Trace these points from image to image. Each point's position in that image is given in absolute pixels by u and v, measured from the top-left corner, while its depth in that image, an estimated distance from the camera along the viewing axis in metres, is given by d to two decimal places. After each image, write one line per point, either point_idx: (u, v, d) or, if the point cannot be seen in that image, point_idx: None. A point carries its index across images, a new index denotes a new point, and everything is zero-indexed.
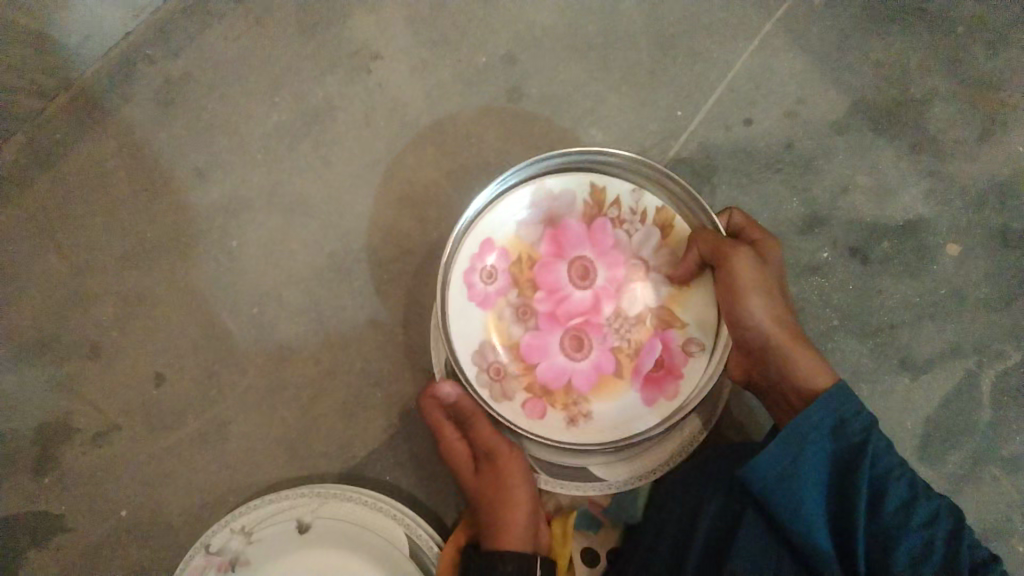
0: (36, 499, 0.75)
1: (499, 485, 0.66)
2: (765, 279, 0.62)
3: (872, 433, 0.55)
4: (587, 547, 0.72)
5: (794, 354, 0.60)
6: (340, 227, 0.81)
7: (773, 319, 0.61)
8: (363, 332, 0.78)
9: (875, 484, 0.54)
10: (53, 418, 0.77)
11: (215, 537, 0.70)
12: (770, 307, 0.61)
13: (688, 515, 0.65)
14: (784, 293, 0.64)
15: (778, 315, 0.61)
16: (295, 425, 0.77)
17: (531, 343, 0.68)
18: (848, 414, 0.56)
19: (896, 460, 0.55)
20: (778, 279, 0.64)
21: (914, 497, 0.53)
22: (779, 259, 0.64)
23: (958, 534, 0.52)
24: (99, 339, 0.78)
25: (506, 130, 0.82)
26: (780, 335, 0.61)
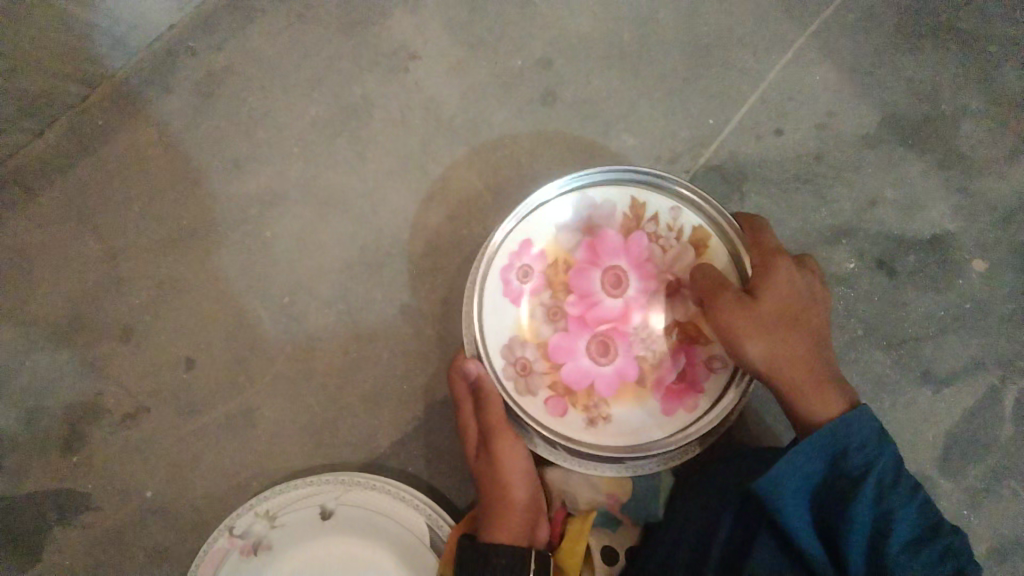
0: (64, 477, 0.76)
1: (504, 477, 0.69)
2: (766, 317, 0.61)
3: (875, 466, 0.55)
4: (607, 546, 0.72)
5: (799, 387, 0.60)
6: (372, 221, 0.82)
7: (769, 353, 0.61)
8: (391, 325, 0.79)
9: (879, 517, 0.53)
10: (82, 398, 0.78)
11: (238, 520, 0.71)
12: (769, 344, 0.61)
13: (710, 521, 0.65)
14: (795, 317, 0.62)
15: (779, 350, 0.61)
16: (321, 414, 0.78)
17: (557, 344, 0.69)
18: (852, 446, 0.56)
19: (903, 493, 0.54)
20: (788, 306, 0.62)
21: (919, 537, 0.53)
22: (791, 281, 0.63)
23: (962, 571, 0.51)
24: (131, 322, 0.80)
25: (538, 133, 0.83)
26: (780, 369, 0.61)
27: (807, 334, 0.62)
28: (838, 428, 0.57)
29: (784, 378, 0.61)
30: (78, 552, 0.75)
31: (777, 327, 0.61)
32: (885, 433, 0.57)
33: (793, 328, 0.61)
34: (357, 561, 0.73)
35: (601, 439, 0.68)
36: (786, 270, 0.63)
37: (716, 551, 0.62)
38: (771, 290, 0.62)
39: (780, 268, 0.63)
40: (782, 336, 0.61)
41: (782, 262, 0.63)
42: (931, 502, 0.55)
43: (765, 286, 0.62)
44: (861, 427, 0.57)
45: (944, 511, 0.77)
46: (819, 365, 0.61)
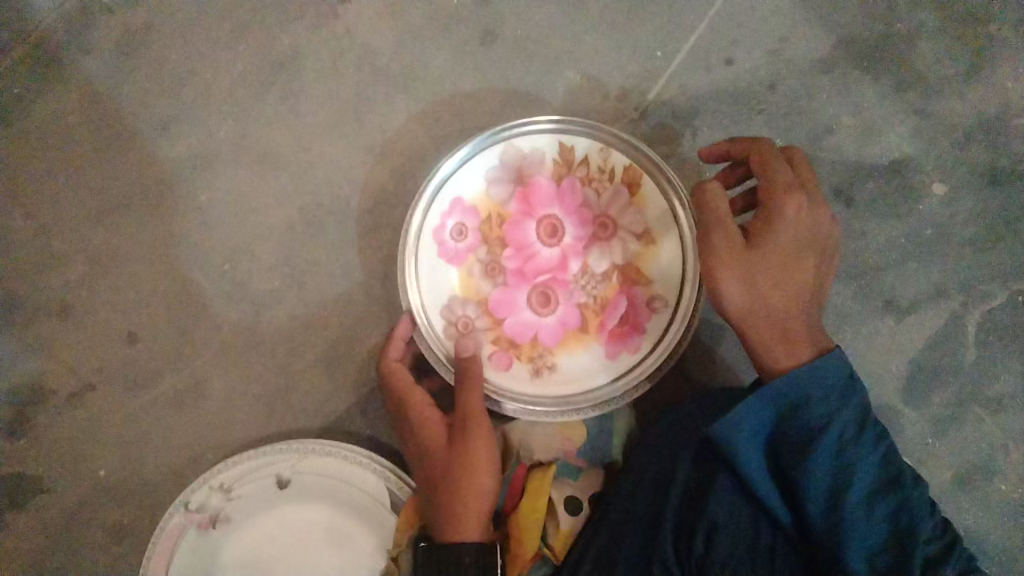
0: (11, 462, 0.75)
1: (473, 467, 0.64)
2: (756, 265, 0.57)
3: (838, 416, 0.53)
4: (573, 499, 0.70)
5: (766, 331, 0.57)
6: (313, 178, 0.79)
7: (745, 299, 0.57)
8: (339, 285, 0.77)
9: (837, 471, 0.52)
10: (22, 381, 0.76)
11: (193, 494, 0.70)
12: (749, 291, 0.57)
13: (666, 468, 0.65)
14: (787, 264, 0.57)
15: (763, 296, 0.57)
16: (273, 381, 0.76)
17: (498, 299, 0.73)
18: (814, 395, 0.54)
19: (866, 445, 0.53)
20: (787, 254, 0.57)
21: (879, 489, 0.52)
22: (795, 227, 0.57)
23: (918, 526, 0.50)
24: (66, 298, 0.77)
25: (481, 76, 0.80)
26: (756, 319, 0.57)
27: (801, 282, 0.57)
28: (804, 376, 0.55)
29: (758, 329, 0.57)
30: (33, 537, 0.74)
31: (765, 274, 0.56)
32: (853, 383, 0.55)
33: (782, 275, 0.57)
34: (318, 527, 0.72)
35: (548, 389, 0.72)
36: (793, 214, 0.57)
37: (675, 494, 0.61)
38: (771, 235, 0.57)
39: (785, 213, 0.57)
40: (767, 283, 0.56)
41: (790, 206, 0.57)
42: (894, 452, 0.54)
43: (764, 231, 0.57)
44: (832, 375, 0.55)
45: (909, 440, 0.78)
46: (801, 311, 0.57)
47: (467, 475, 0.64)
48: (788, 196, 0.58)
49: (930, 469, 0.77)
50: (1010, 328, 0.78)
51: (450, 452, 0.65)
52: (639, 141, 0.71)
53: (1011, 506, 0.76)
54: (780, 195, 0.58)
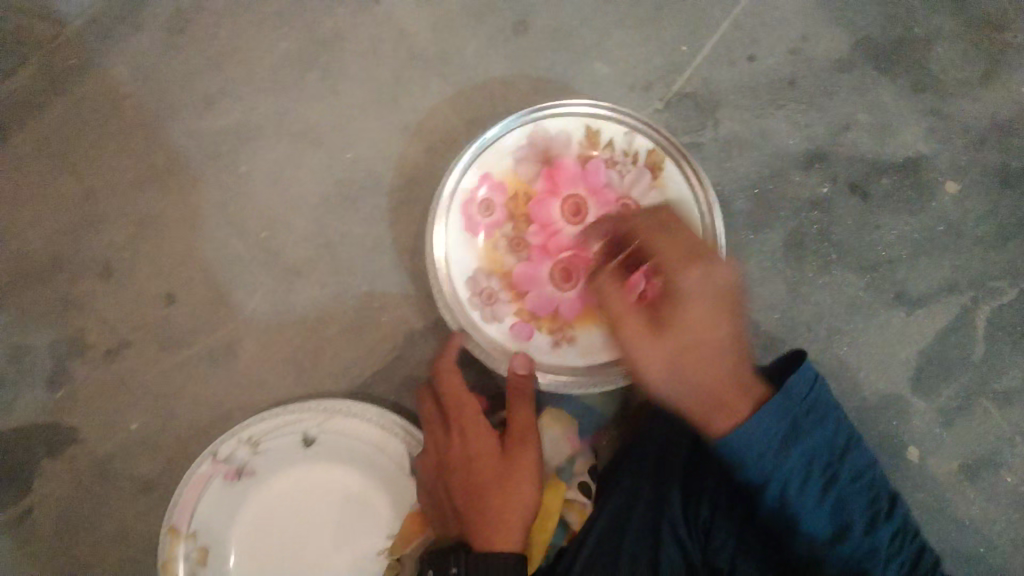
0: (47, 411, 0.78)
1: (522, 477, 0.65)
2: (673, 345, 0.58)
3: (777, 473, 0.56)
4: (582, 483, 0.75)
5: (704, 402, 0.57)
6: (347, 154, 0.82)
7: (674, 384, 0.58)
8: (369, 257, 0.81)
9: (786, 518, 0.57)
10: (63, 334, 0.80)
11: (221, 446, 0.72)
12: (673, 372, 0.58)
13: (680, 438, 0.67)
14: (701, 335, 0.57)
15: (690, 374, 0.57)
16: (302, 346, 0.79)
17: (521, 273, 0.76)
18: (749, 459, 0.56)
19: (810, 498, 0.56)
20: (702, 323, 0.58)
21: (829, 537, 0.56)
22: (705, 295, 0.58)
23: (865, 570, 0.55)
24: (109, 258, 0.81)
25: (513, 63, 0.83)
26: (690, 396, 0.58)
27: (723, 346, 0.58)
28: (736, 441, 0.56)
29: (695, 406, 0.58)
30: (64, 484, 0.77)
31: (684, 352, 0.58)
32: (795, 432, 0.57)
33: (701, 352, 0.58)
34: (337, 487, 0.75)
35: (566, 359, 0.74)
36: (694, 283, 0.58)
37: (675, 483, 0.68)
38: (680, 311, 0.58)
39: (688, 285, 0.58)
40: (686, 362, 0.58)
41: (689, 277, 0.58)
42: (845, 496, 0.57)
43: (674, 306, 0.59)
44: (763, 434, 0.56)
45: (919, 430, 0.79)
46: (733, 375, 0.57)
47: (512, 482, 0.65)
48: (686, 269, 0.59)
49: (938, 458, 0.79)
50: (1017, 324, 0.80)
51: (504, 462, 0.66)
52: (663, 127, 0.74)
53: (1016, 498, 0.78)
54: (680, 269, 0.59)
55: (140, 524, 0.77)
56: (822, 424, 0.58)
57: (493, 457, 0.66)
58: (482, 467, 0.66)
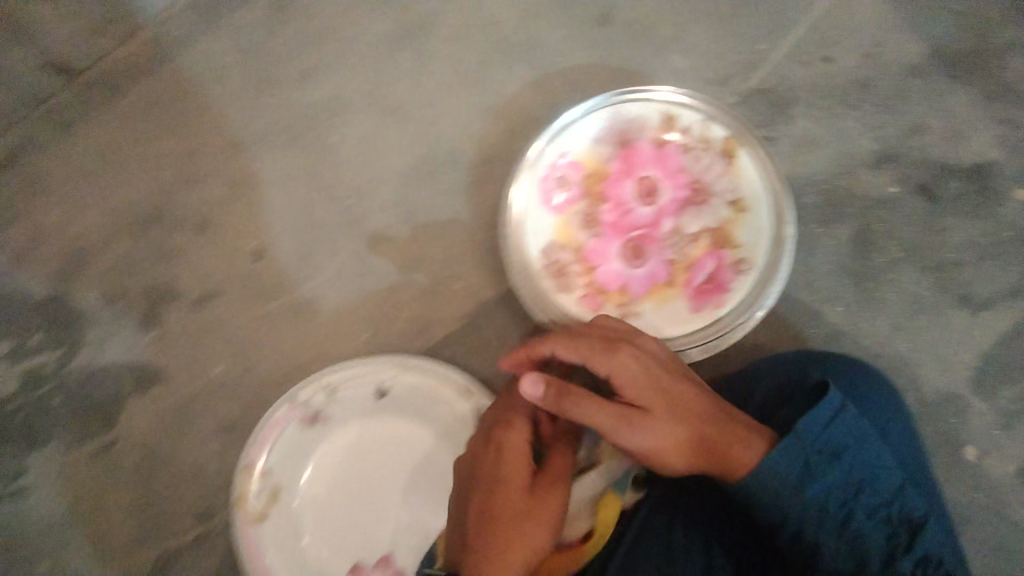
0: (139, 350, 0.85)
1: (537, 523, 0.58)
2: (653, 414, 0.57)
3: (789, 508, 0.52)
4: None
5: (714, 450, 0.55)
6: (432, 129, 0.86)
7: (693, 458, 0.56)
8: (446, 227, 0.85)
9: (800, 552, 0.52)
10: (157, 281, 0.86)
11: (301, 391, 0.78)
12: (667, 435, 0.57)
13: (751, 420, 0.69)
14: (673, 399, 0.58)
15: (685, 431, 0.57)
16: (377, 306, 0.84)
17: (592, 248, 0.78)
18: (765, 498, 0.52)
19: (827, 538, 0.51)
20: (660, 385, 0.58)
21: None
22: (640, 363, 0.59)
23: None
24: (203, 213, 0.86)
25: (595, 51, 0.86)
26: (697, 451, 0.56)
27: (692, 392, 0.58)
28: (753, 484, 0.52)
29: (712, 459, 0.55)
30: (150, 418, 0.84)
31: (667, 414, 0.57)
32: (812, 470, 0.52)
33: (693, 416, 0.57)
34: (403, 440, 0.80)
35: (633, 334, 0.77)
36: (628, 357, 0.59)
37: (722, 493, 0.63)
38: (634, 386, 0.59)
39: (624, 361, 0.59)
40: (688, 432, 0.57)
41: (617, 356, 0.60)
42: (865, 532, 0.51)
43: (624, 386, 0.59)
44: (777, 472, 0.52)
45: (977, 430, 0.80)
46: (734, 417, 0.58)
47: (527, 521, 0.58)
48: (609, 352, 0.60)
49: (995, 459, 0.79)
50: None
51: (533, 495, 0.59)
52: (741, 116, 0.77)
53: None
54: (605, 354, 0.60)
55: (216, 460, 0.83)
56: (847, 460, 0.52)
57: (520, 490, 0.60)
58: (508, 495, 0.59)
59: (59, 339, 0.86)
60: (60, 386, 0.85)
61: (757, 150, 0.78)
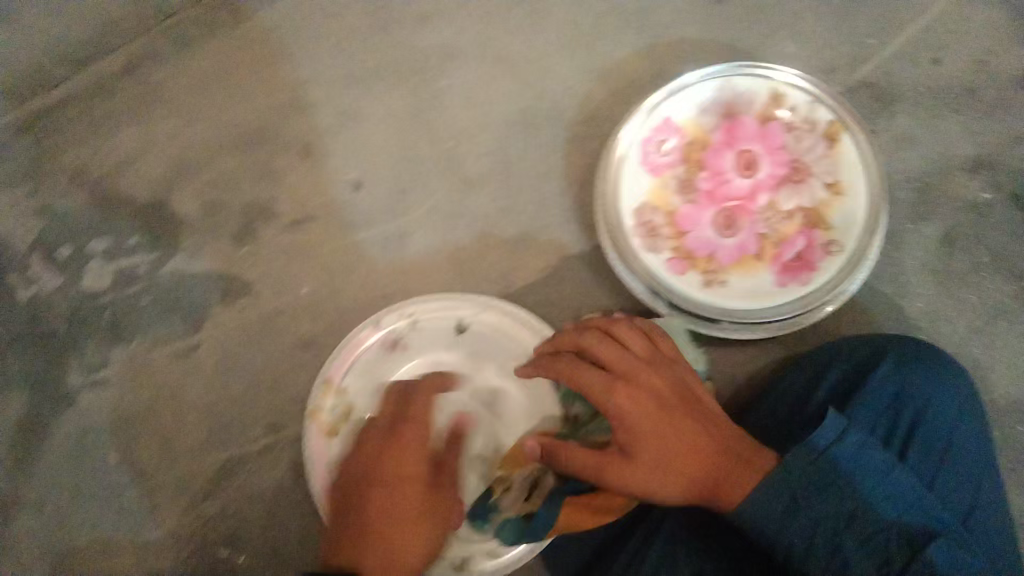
0: (231, 262, 0.88)
1: (432, 514, 0.69)
2: (649, 457, 0.59)
3: (776, 531, 0.55)
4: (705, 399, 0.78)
5: (709, 485, 0.58)
6: (538, 84, 0.88)
7: (689, 492, 0.59)
8: (541, 180, 0.87)
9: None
10: (257, 200, 0.89)
11: (386, 317, 0.82)
12: (663, 475, 0.59)
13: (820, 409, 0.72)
14: (671, 437, 0.59)
15: (682, 468, 0.58)
16: (464, 248, 0.87)
17: (685, 213, 0.80)
18: (754, 525, 0.56)
19: (817, 563, 0.54)
20: (660, 420, 0.59)
21: None
22: (639, 402, 0.60)
23: None
24: (309, 140, 0.90)
25: (707, 27, 0.88)
26: (693, 485, 0.58)
27: (691, 424, 0.59)
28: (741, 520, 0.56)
29: (708, 493, 0.58)
30: (235, 327, 0.87)
31: (665, 458, 0.58)
32: (797, 496, 0.55)
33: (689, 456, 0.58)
34: (477, 377, 0.83)
35: (717, 298, 0.78)
36: (624, 400, 0.60)
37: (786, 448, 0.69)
38: (632, 430, 0.59)
39: (621, 403, 0.60)
40: (683, 472, 0.58)
41: (616, 398, 0.60)
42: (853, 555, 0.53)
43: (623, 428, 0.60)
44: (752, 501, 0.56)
45: None
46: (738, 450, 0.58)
47: (424, 511, 0.68)
48: (608, 394, 0.61)
49: None
50: None
51: (430, 494, 0.69)
52: (850, 101, 0.78)
53: None
54: (605, 394, 0.61)
55: (293, 375, 0.86)
56: (832, 487, 0.55)
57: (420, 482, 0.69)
58: (404, 485, 0.68)
59: (155, 241, 0.89)
60: (151, 286, 0.88)
61: (860, 135, 0.78)
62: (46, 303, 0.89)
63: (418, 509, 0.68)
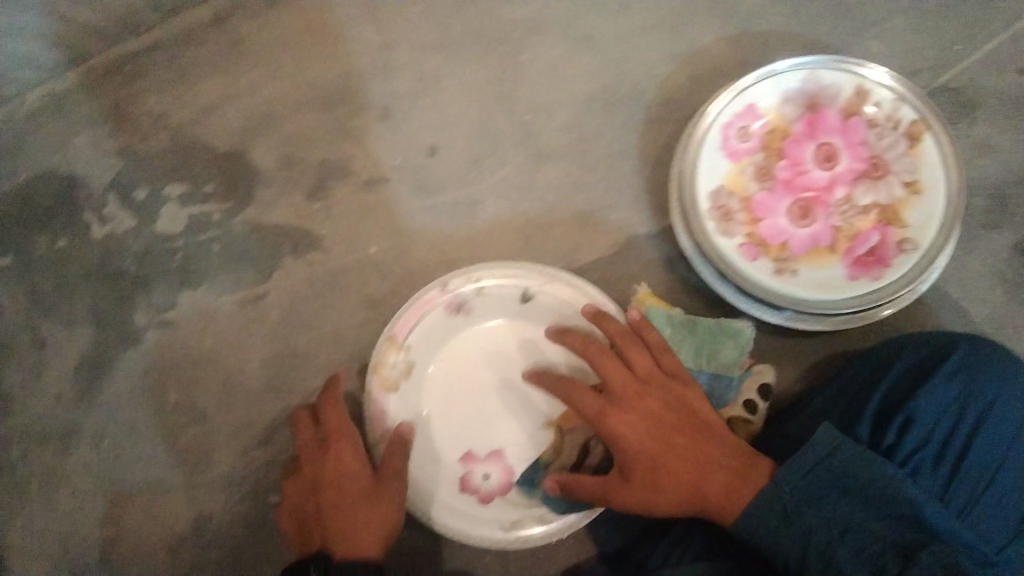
0: (303, 217, 0.90)
1: (379, 506, 0.71)
2: (649, 471, 0.67)
3: (773, 541, 0.62)
4: (748, 399, 0.79)
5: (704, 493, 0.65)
6: (620, 65, 0.89)
7: (688, 501, 0.66)
8: (615, 159, 0.87)
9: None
10: (333, 157, 0.90)
11: (453, 280, 0.81)
12: (663, 487, 0.66)
13: (890, 395, 0.72)
14: (666, 451, 0.67)
15: (679, 478, 0.66)
16: (533, 220, 0.87)
17: (761, 201, 0.80)
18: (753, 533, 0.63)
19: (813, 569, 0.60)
20: (656, 438, 0.68)
21: None
22: (636, 423, 0.68)
23: None
24: (389, 102, 0.91)
25: (794, 21, 0.88)
26: (691, 495, 0.66)
27: (683, 438, 0.68)
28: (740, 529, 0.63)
29: (704, 501, 0.66)
30: (301, 281, 0.89)
31: (663, 471, 0.66)
32: (787, 514, 0.62)
33: (683, 469, 0.66)
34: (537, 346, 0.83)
35: (787, 286, 0.78)
36: (620, 424, 0.69)
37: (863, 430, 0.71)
38: (630, 449, 0.68)
39: (617, 427, 0.69)
40: (679, 484, 0.66)
41: (613, 422, 0.69)
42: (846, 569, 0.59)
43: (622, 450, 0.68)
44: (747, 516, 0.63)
45: None
46: (727, 463, 0.66)
47: (368, 507, 0.71)
48: (607, 419, 0.69)
49: None
50: None
51: (372, 491, 0.72)
52: (935, 102, 0.77)
53: None
54: (603, 419, 0.69)
55: (355, 331, 0.87)
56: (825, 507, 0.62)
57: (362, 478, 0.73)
58: (343, 485, 0.72)
59: (230, 191, 0.91)
60: (223, 234, 0.90)
61: (943, 136, 0.78)
62: (118, 241, 0.91)
63: (366, 506, 0.71)
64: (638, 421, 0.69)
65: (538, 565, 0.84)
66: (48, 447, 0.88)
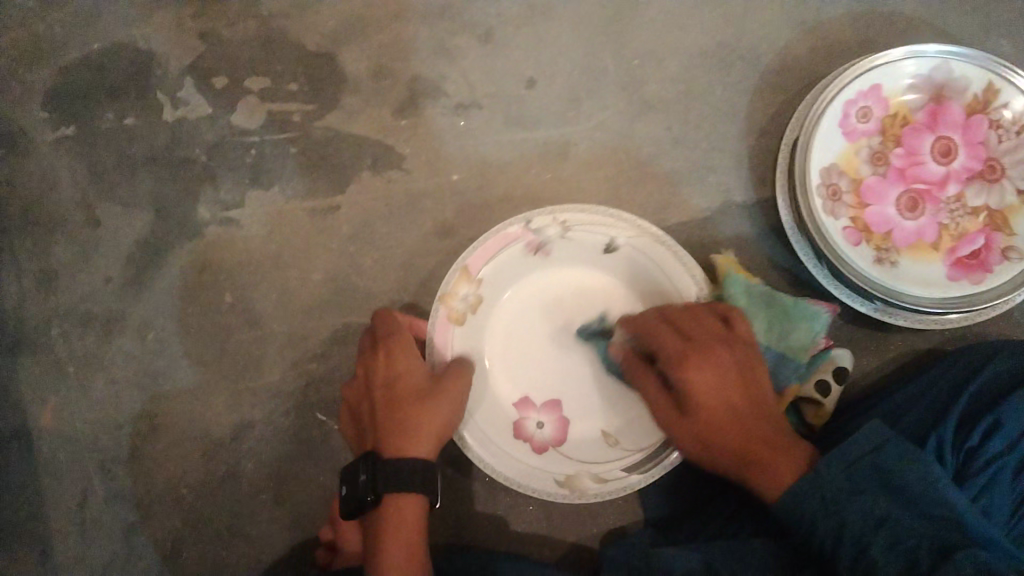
0: (387, 131, 0.86)
1: (436, 406, 0.68)
2: (705, 425, 0.63)
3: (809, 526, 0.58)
4: (821, 379, 0.75)
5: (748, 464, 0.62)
6: (740, 25, 0.86)
7: (729, 462, 0.63)
8: (720, 121, 0.84)
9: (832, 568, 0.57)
10: (427, 74, 0.87)
11: (538, 219, 0.77)
12: (714, 442, 0.63)
13: (979, 394, 0.70)
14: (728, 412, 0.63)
15: (730, 441, 0.63)
16: (626, 170, 0.84)
17: (870, 185, 0.78)
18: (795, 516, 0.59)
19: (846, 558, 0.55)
20: (723, 397, 0.63)
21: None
22: (710, 374, 0.63)
23: None
24: (494, 25, 0.87)
25: (923, 8, 0.86)
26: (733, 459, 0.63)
27: (747, 408, 0.63)
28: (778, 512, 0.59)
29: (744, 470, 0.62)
30: (376, 197, 0.85)
31: (718, 428, 0.63)
32: (827, 502, 0.57)
33: (738, 434, 0.63)
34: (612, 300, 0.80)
35: (885, 276, 0.75)
36: (694, 372, 0.63)
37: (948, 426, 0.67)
38: (696, 397, 0.63)
39: (693, 373, 0.63)
40: (728, 444, 0.63)
41: (690, 367, 0.63)
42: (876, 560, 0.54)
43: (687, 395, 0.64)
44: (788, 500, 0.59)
45: None
46: (781, 440, 0.62)
47: (426, 404, 0.68)
48: (684, 362, 0.64)
49: None
50: None
51: (428, 392, 0.69)
52: None
53: None
54: (680, 362, 0.64)
55: (425, 255, 0.84)
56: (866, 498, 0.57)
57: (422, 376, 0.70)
58: (403, 379, 0.69)
59: (315, 93, 0.87)
60: (302, 136, 0.86)
61: None
62: (190, 128, 0.87)
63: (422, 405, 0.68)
64: (715, 374, 0.63)
65: (580, 518, 0.82)
66: (91, 329, 0.84)
